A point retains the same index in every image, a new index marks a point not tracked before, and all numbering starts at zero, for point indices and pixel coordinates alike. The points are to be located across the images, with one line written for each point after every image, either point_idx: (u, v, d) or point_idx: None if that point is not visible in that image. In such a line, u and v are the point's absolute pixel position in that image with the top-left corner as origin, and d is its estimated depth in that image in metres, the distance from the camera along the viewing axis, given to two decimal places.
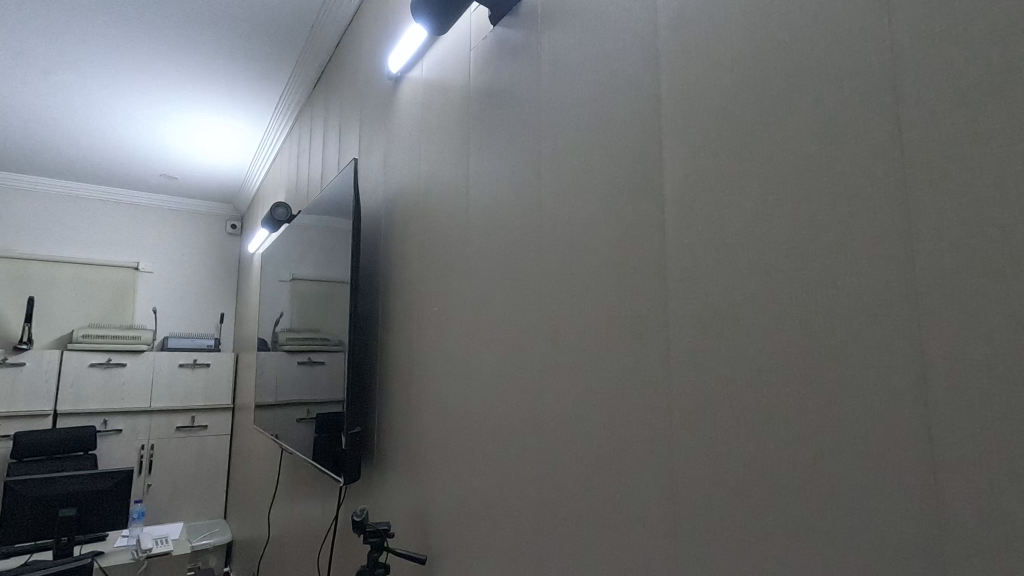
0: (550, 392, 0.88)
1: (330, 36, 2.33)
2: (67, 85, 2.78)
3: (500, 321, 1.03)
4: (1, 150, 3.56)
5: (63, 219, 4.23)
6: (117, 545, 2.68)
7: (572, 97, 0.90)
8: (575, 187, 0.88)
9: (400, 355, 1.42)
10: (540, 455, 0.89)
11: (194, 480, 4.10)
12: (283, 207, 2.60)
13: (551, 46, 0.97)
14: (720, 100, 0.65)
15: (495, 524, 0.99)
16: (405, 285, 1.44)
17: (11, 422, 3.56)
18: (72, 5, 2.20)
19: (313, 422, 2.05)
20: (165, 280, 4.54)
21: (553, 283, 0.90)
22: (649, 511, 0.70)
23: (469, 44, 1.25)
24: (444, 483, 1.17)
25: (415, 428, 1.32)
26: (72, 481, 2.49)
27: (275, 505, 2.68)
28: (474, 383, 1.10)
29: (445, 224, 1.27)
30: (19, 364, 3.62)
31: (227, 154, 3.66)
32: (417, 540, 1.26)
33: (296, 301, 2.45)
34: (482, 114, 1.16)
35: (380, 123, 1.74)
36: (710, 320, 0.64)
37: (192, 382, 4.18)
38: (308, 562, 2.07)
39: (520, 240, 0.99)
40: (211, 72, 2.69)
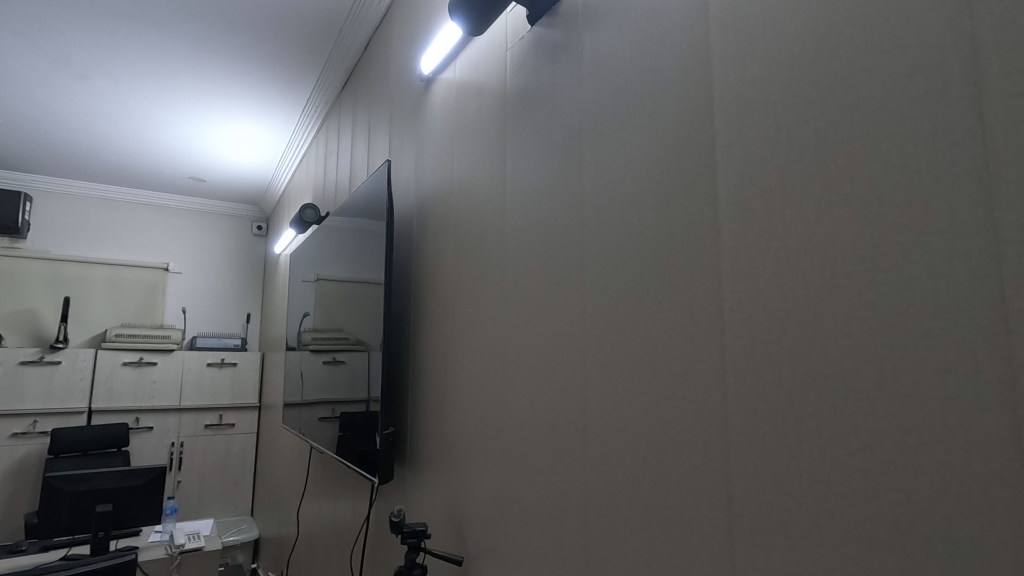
0: (595, 395, 0.88)
1: (359, 38, 2.35)
2: (103, 90, 2.85)
3: (541, 323, 1.03)
4: (39, 154, 3.66)
5: (95, 221, 4.33)
6: (151, 540, 2.73)
7: (615, 97, 0.90)
8: (619, 188, 0.87)
9: (434, 355, 1.43)
10: (585, 459, 0.89)
11: (221, 477, 4.17)
12: (312, 208, 2.60)
13: (593, 45, 0.96)
14: (780, 98, 0.63)
15: (537, 527, 0.99)
16: (439, 287, 1.44)
17: (48, 418, 3.66)
18: (108, 12, 2.25)
19: (339, 422, 2.07)
20: (194, 280, 4.63)
21: (597, 285, 0.89)
22: (703, 518, 0.69)
23: (505, 45, 1.24)
24: (482, 485, 1.17)
25: (450, 430, 1.32)
26: (110, 477, 2.55)
27: (303, 505, 2.71)
28: (513, 385, 1.09)
29: (480, 223, 1.28)
30: (56, 362, 3.72)
31: (255, 157, 3.72)
32: (453, 541, 1.26)
33: (322, 301, 2.47)
34: (519, 114, 1.16)
35: (412, 125, 1.75)
36: (769, 322, 0.62)
37: (220, 381, 4.25)
38: (337, 561, 2.09)
39: (561, 241, 0.99)
40: (242, 77, 2.74)
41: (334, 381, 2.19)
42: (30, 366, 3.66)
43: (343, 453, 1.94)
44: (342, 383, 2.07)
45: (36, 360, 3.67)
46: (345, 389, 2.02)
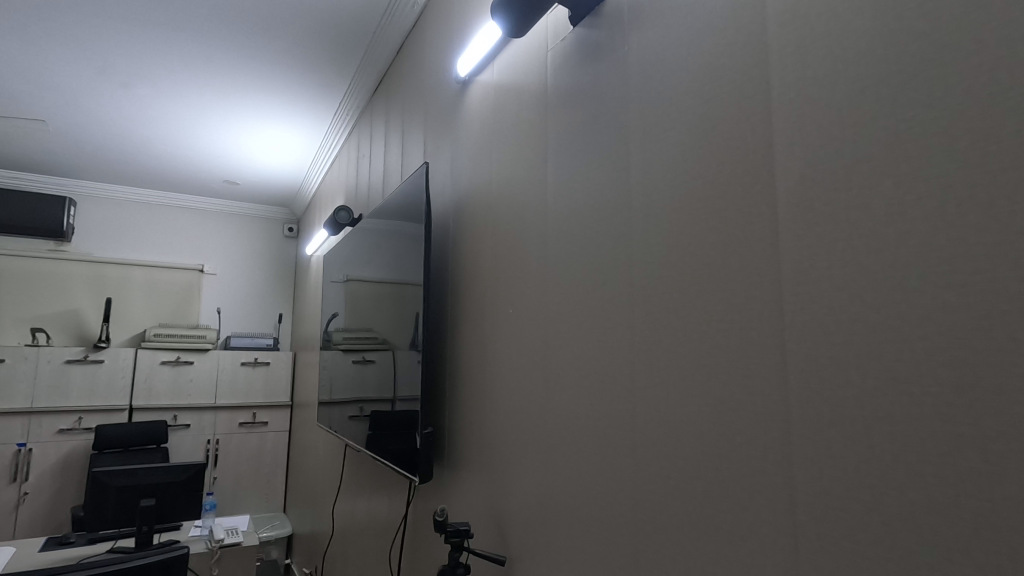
0: (645, 397, 0.87)
1: (392, 42, 2.38)
2: (145, 97, 2.94)
3: (587, 323, 1.02)
4: (82, 160, 3.79)
5: (135, 224, 4.47)
6: (192, 535, 2.81)
7: (664, 98, 0.89)
8: (669, 189, 0.86)
9: (473, 355, 1.44)
10: (634, 461, 0.88)
11: (255, 475, 4.26)
12: (345, 210, 2.62)
13: (640, 45, 0.95)
14: (845, 96, 0.62)
15: (583, 528, 0.99)
16: (477, 288, 1.45)
17: (92, 415, 3.80)
18: (151, 21, 2.31)
19: (370, 421, 2.08)
20: (228, 281, 4.75)
21: (646, 285, 0.89)
22: (763, 524, 0.68)
23: (546, 45, 1.24)
24: (525, 485, 1.17)
25: (491, 431, 1.33)
26: (152, 472, 2.63)
27: (337, 503, 2.74)
28: (557, 386, 1.10)
29: (520, 224, 1.28)
30: (99, 360, 3.85)
31: (287, 160, 3.79)
32: (495, 541, 1.26)
33: (352, 302, 2.51)
34: (561, 115, 1.16)
35: (447, 128, 1.76)
36: (835, 324, 0.61)
37: (253, 380, 4.34)
38: (373, 559, 2.12)
39: (606, 242, 0.99)
40: (277, 81, 2.79)
41: (364, 380, 2.21)
42: (76, 364, 3.79)
43: (374, 451, 1.96)
44: (372, 382, 2.09)
45: (81, 358, 3.80)
46: (376, 388, 2.04)
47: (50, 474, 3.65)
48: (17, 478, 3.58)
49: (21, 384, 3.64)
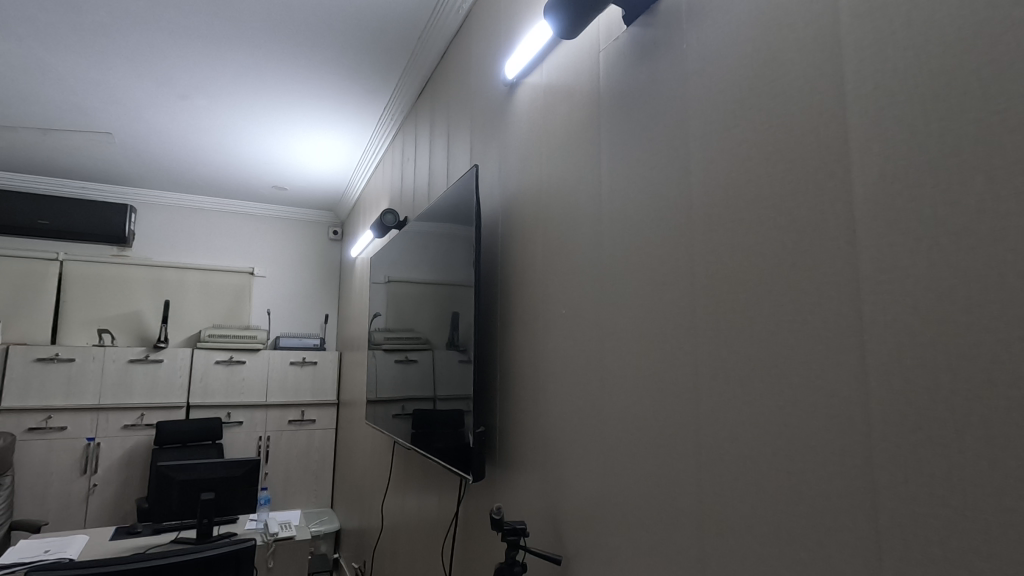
0: (709, 398, 0.87)
1: (437, 47, 2.41)
2: (200, 108, 3.07)
3: (647, 323, 1.02)
4: (142, 169, 3.98)
5: (190, 230, 4.68)
6: (248, 528, 2.92)
7: (724, 97, 0.88)
8: (732, 188, 0.85)
9: (524, 355, 1.46)
10: (699, 464, 0.87)
11: (304, 471, 4.39)
12: (392, 213, 2.66)
13: (699, 43, 0.94)
14: (930, 89, 0.60)
15: (645, 530, 0.98)
16: (528, 289, 1.46)
17: (154, 412, 4.00)
18: (207, 36, 2.41)
19: (415, 419, 2.12)
20: (277, 283, 4.91)
21: (709, 286, 0.88)
22: (842, 531, 0.66)
23: (598, 46, 1.24)
24: (581, 484, 1.18)
25: (545, 432, 1.33)
26: (211, 467, 2.74)
27: (386, 500, 2.80)
28: (614, 387, 1.09)
29: (572, 225, 1.29)
30: (158, 361, 4.04)
31: (333, 164, 3.90)
32: (550, 541, 1.27)
33: (394, 302, 2.56)
34: (615, 116, 1.16)
35: (495, 130, 1.78)
36: (922, 324, 0.60)
37: (302, 379, 4.48)
38: (423, 556, 2.15)
39: (666, 242, 0.98)
40: (326, 89, 2.87)
41: (408, 379, 2.24)
42: (137, 364, 4.00)
43: (420, 448, 1.99)
44: (417, 381, 2.12)
45: (143, 358, 4.01)
46: (420, 387, 2.07)
47: (116, 467, 3.86)
48: (87, 471, 3.79)
49: (89, 383, 3.86)
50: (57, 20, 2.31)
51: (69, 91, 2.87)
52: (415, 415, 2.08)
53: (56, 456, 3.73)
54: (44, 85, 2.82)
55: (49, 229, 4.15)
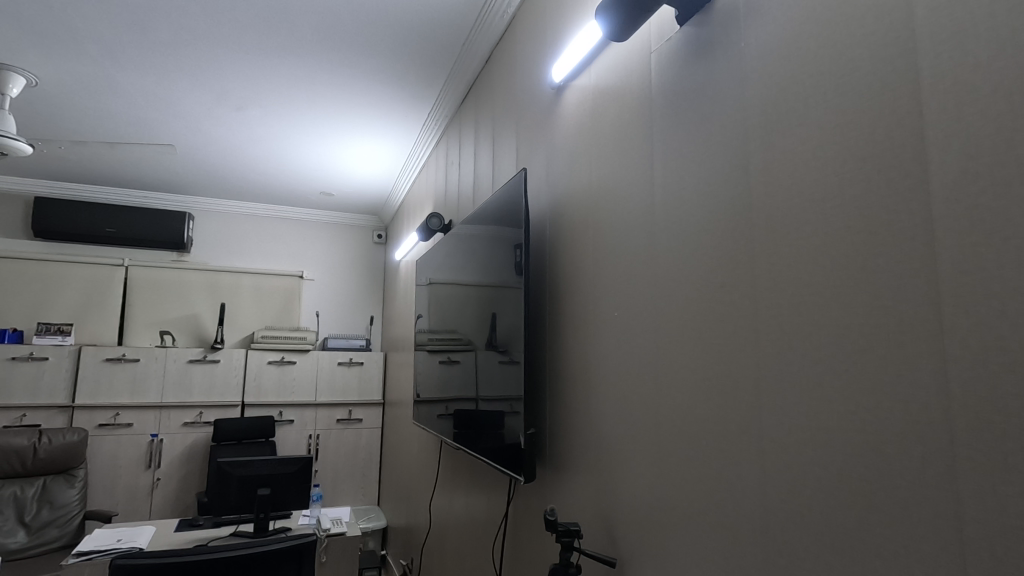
0: (772, 403, 0.85)
1: (481, 52, 2.44)
2: (255, 119, 3.20)
3: (704, 326, 1.01)
4: (199, 178, 4.17)
5: (243, 236, 4.87)
6: (302, 523, 3.01)
7: (787, 95, 0.87)
8: (796, 188, 0.84)
9: (575, 357, 1.46)
10: (762, 468, 0.86)
11: (352, 469, 4.50)
12: (437, 217, 2.70)
13: (760, 41, 0.92)
14: (1017, 84, 0.58)
15: (704, 534, 0.97)
16: (578, 291, 1.47)
17: (212, 410, 4.19)
18: (263, 49, 2.51)
19: (459, 419, 2.15)
20: (325, 287, 5.07)
21: (772, 287, 0.86)
22: (923, 541, 0.64)
23: (649, 46, 1.23)
24: (635, 485, 1.17)
25: (597, 433, 1.33)
26: (266, 463, 2.85)
27: (433, 499, 2.85)
28: (671, 391, 1.08)
29: (624, 226, 1.28)
30: (214, 361, 4.23)
31: (379, 170, 3.99)
32: (604, 542, 1.27)
33: (437, 304, 2.60)
34: (668, 117, 1.15)
35: (542, 133, 1.79)
36: (1012, 328, 0.57)
37: (349, 379, 4.60)
38: (472, 554, 2.18)
39: (725, 244, 0.97)
40: (372, 97, 2.94)
41: (452, 380, 2.27)
42: (196, 363, 4.19)
43: (466, 448, 2.01)
44: (461, 382, 2.15)
45: (201, 358, 4.20)
46: (465, 387, 2.09)
47: (178, 462, 4.05)
48: (151, 465, 3.99)
49: (153, 381, 4.08)
50: (126, 40, 2.45)
51: (134, 105, 3.04)
52: (460, 416, 2.11)
53: (123, 451, 3.95)
54: (112, 101, 2.99)
55: (115, 237, 4.37)
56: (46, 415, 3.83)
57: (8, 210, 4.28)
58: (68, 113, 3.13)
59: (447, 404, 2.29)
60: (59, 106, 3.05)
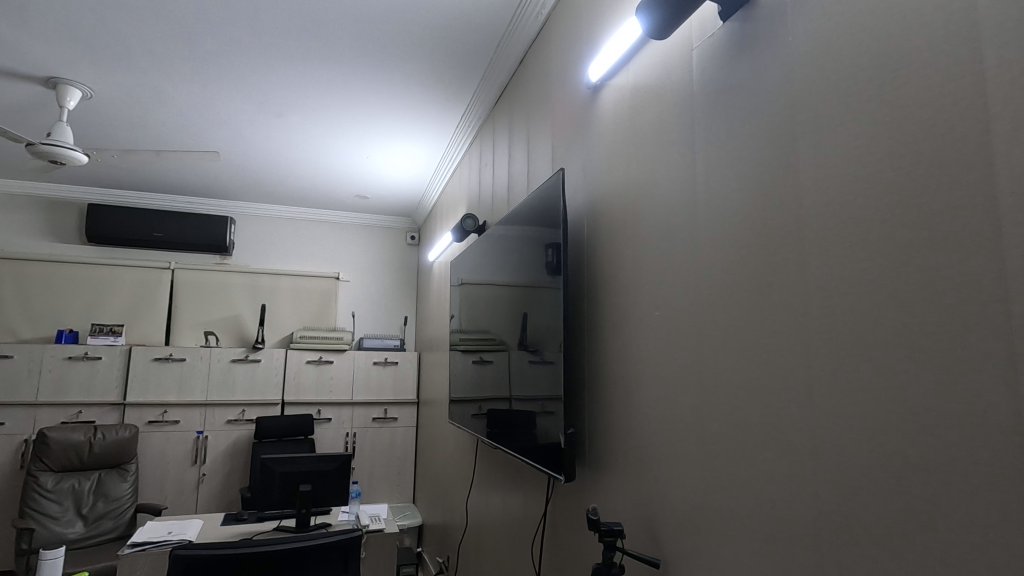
0: (825, 404, 0.84)
1: (515, 54, 2.46)
2: (294, 125, 3.28)
3: (751, 324, 0.99)
4: (240, 183, 4.30)
5: (281, 239, 5.01)
6: (341, 519, 3.08)
7: (837, 89, 0.85)
8: (848, 185, 0.82)
9: (615, 356, 1.46)
10: (815, 469, 0.85)
11: (388, 467, 4.58)
12: (472, 218, 2.73)
13: (809, 35, 0.91)
14: None
15: (754, 535, 0.96)
16: (618, 292, 1.47)
17: (253, 408, 4.31)
18: (302, 57, 2.58)
19: (493, 419, 2.16)
20: (360, 288, 5.17)
21: (823, 285, 0.85)
22: (993, 545, 0.62)
23: (689, 43, 1.22)
24: (679, 486, 1.17)
25: (639, 433, 1.33)
26: (308, 460, 2.92)
27: (469, 498, 2.87)
28: (717, 390, 1.07)
29: (665, 225, 1.28)
30: (256, 360, 4.36)
31: (412, 173, 4.06)
32: (647, 543, 1.26)
33: (469, 304, 2.63)
34: (710, 114, 1.14)
35: (577, 133, 1.80)
36: None
37: (384, 379, 4.68)
38: (510, 553, 2.19)
39: (773, 242, 0.96)
40: (408, 101, 3.00)
41: (485, 380, 2.29)
42: (238, 363, 4.33)
43: (501, 447, 2.02)
44: (495, 381, 2.16)
45: (243, 358, 4.34)
46: (500, 387, 2.11)
47: (222, 458, 4.19)
48: (197, 461, 4.14)
49: (198, 380, 4.23)
50: (174, 52, 2.56)
51: (181, 114, 3.16)
52: (494, 415, 2.12)
53: (172, 447, 4.10)
54: (161, 111, 3.12)
55: (163, 241, 4.53)
56: (100, 412, 4.01)
57: (64, 216, 4.50)
58: (120, 123, 3.28)
59: (481, 404, 2.31)
60: (111, 117, 3.19)
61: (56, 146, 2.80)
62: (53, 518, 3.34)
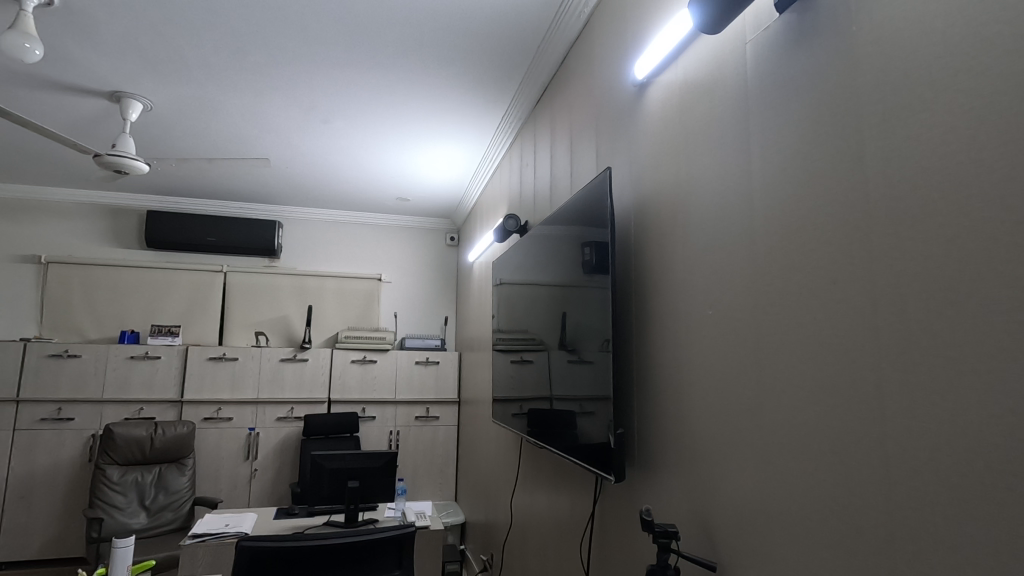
0: (897, 404, 0.81)
1: (557, 53, 2.46)
2: (339, 130, 3.37)
3: (814, 325, 0.97)
4: (287, 188, 4.44)
5: (325, 241, 5.15)
6: (388, 515, 3.14)
7: (906, 78, 0.82)
8: (921, 177, 0.79)
9: (666, 354, 1.45)
10: (887, 473, 0.82)
11: (430, 465, 4.64)
12: (514, 218, 2.74)
13: (877, 25, 0.88)
14: None
15: (819, 539, 0.93)
16: (668, 292, 1.45)
17: (301, 406, 4.45)
18: (349, 64, 2.64)
19: (534, 418, 2.16)
20: (401, 289, 5.26)
21: (892, 283, 0.82)
22: None
23: (744, 36, 1.20)
24: (736, 486, 1.15)
25: (692, 434, 1.31)
26: (356, 457, 2.99)
27: (514, 497, 2.88)
28: (777, 393, 1.05)
29: (718, 221, 1.26)
30: (304, 360, 4.50)
31: (452, 175, 4.11)
32: (701, 547, 1.24)
33: (508, 304, 2.65)
34: (766, 108, 1.12)
35: (623, 131, 1.78)
36: None
37: (426, 378, 4.76)
38: (556, 552, 2.19)
39: (839, 237, 0.93)
40: (450, 105, 3.04)
41: (525, 379, 2.29)
42: (287, 363, 4.48)
43: (544, 446, 2.03)
44: (536, 380, 2.16)
45: (291, 358, 4.48)
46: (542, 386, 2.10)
47: (273, 454, 4.34)
48: (249, 456, 4.29)
49: (249, 378, 4.39)
50: (228, 63, 2.66)
51: (232, 122, 3.28)
52: (535, 415, 2.13)
53: (226, 443, 4.27)
54: (215, 120, 3.25)
55: (216, 245, 4.72)
56: (159, 409, 4.21)
57: (125, 223, 4.75)
58: (177, 133, 3.43)
59: (522, 404, 2.32)
60: (169, 127, 3.35)
61: (119, 156, 2.95)
62: (119, 508, 3.53)
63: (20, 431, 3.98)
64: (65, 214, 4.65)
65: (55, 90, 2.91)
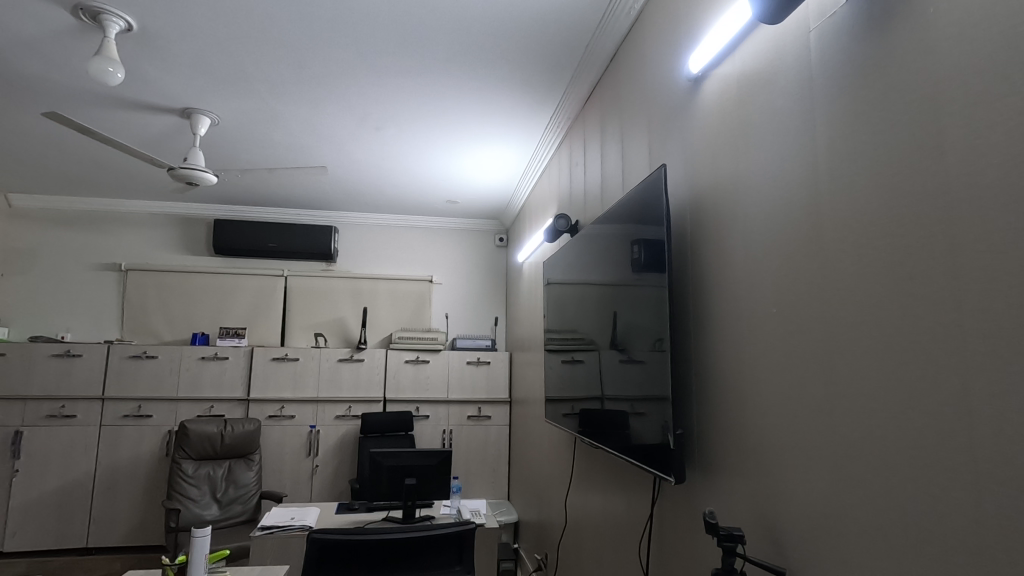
0: (984, 405, 0.76)
1: (606, 50, 2.44)
2: (391, 137, 3.46)
3: (889, 323, 0.93)
4: (343, 194, 4.60)
5: (378, 245, 5.30)
6: (444, 513, 3.20)
7: (992, 61, 0.77)
8: (1009, 166, 0.74)
9: (727, 354, 1.41)
10: (975, 478, 0.77)
11: (483, 463, 4.70)
12: (564, 217, 2.73)
13: (956, 6, 0.83)
14: None
15: (900, 546, 0.89)
16: (728, 291, 1.42)
17: (358, 405, 4.59)
18: (398, 71, 2.70)
19: (586, 419, 2.15)
20: (452, 290, 5.35)
21: (978, 277, 0.78)
22: None
23: (807, 25, 1.16)
24: (805, 489, 1.11)
25: (756, 434, 1.28)
26: (412, 455, 3.06)
27: (568, 497, 2.88)
28: (849, 393, 1.01)
29: (782, 217, 1.21)
30: (360, 360, 4.64)
31: (501, 176, 4.14)
32: (768, 551, 1.21)
33: (558, 304, 2.65)
34: (834, 98, 1.07)
35: (677, 127, 1.75)
36: None
37: (478, 378, 4.81)
38: (614, 553, 2.17)
39: (917, 231, 0.88)
40: (498, 107, 3.06)
41: (577, 379, 2.29)
42: (344, 363, 4.63)
43: (599, 446, 2.01)
44: (588, 380, 2.15)
45: (348, 358, 4.63)
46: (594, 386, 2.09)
47: (332, 451, 4.50)
48: (310, 453, 4.46)
49: (310, 378, 4.57)
50: (286, 76, 2.77)
51: (291, 132, 3.42)
52: (587, 415, 2.12)
53: (289, 439, 4.46)
54: (274, 131, 3.40)
55: (276, 250, 4.94)
56: (228, 407, 4.45)
57: (194, 231, 5.04)
58: (240, 145, 3.61)
59: (574, 404, 2.31)
60: (233, 139, 3.53)
61: (190, 169, 3.13)
62: (194, 500, 3.75)
63: (105, 427, 4.29)
64: (141, 224, 4.97)
65: (133, 109, 3.13)
